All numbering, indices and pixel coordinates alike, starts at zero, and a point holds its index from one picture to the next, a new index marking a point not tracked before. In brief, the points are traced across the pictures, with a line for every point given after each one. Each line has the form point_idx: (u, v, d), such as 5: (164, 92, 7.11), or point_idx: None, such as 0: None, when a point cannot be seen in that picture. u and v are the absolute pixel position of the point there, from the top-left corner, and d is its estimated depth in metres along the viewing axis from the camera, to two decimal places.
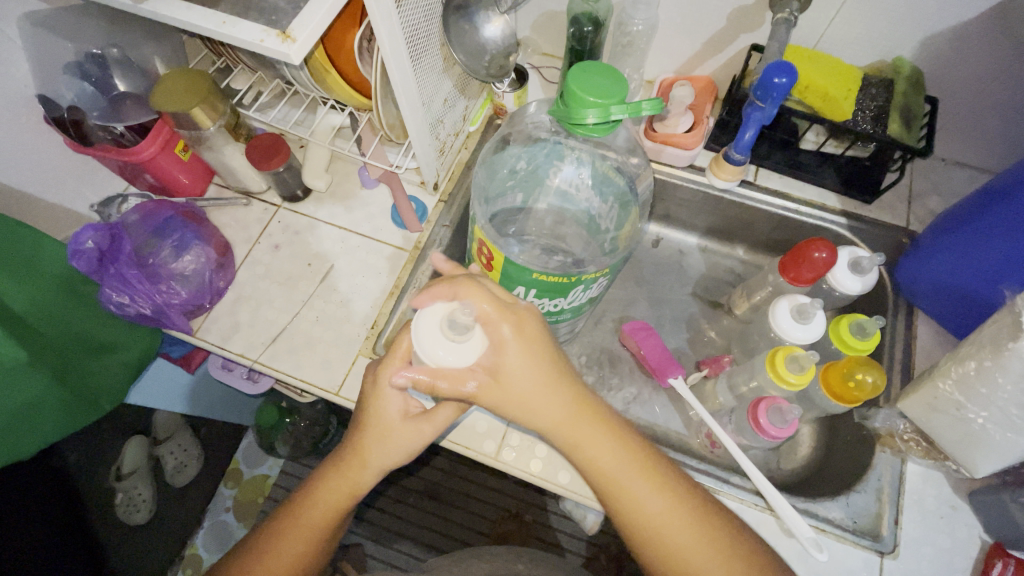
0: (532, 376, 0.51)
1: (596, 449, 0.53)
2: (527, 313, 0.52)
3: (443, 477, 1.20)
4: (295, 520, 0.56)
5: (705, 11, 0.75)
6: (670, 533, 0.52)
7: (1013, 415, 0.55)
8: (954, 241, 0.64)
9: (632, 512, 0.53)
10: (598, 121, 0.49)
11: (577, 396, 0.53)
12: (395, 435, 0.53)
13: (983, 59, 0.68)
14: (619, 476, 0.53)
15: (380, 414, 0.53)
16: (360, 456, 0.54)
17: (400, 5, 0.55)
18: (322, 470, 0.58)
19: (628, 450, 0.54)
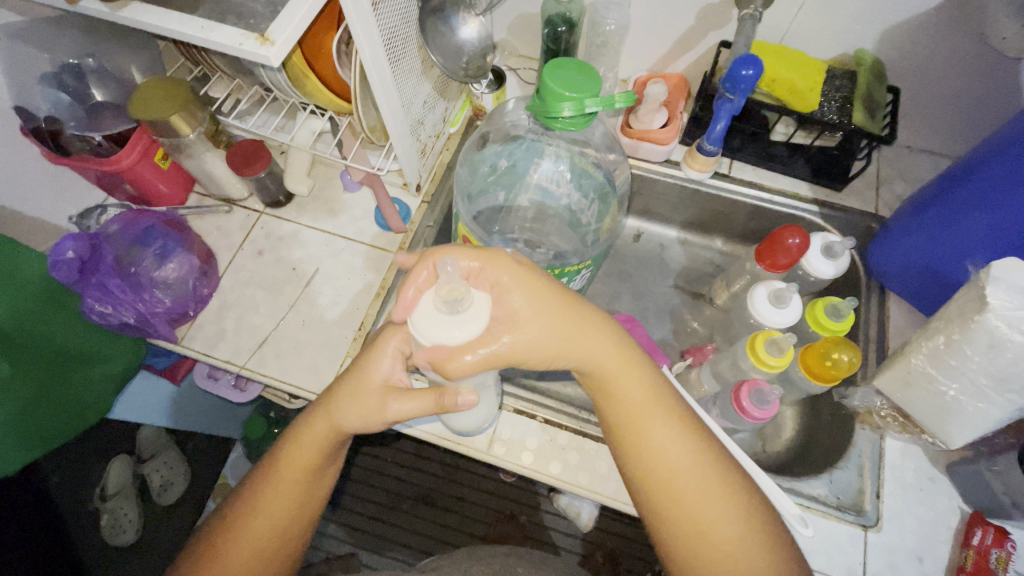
0: (547, 319, 0.51)
1: (620, 391, 0.53)
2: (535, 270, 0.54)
3: (436, 483, 1.19)
4: (271, 480, 0.54)
5: (675, 9, 0.77)
6: (684, 479, 0.51)
7: (981, 384, 0.57)
8: (921, 223, 0.66)
9: (646, 455, 0.51)
10: (574, 114, 0.50)
11: (601, 338, 0.53)
12: (364, 397, 0.51)
13: (940, 49, 0.71)
14: (638, 418, 0.52)
15: (365, 371, 0.52)
16: (330, 414, 0.52)
17: (377, 9, 0.56)
18: (296, 427, 0.55)
19: (649, 394, 0.54)
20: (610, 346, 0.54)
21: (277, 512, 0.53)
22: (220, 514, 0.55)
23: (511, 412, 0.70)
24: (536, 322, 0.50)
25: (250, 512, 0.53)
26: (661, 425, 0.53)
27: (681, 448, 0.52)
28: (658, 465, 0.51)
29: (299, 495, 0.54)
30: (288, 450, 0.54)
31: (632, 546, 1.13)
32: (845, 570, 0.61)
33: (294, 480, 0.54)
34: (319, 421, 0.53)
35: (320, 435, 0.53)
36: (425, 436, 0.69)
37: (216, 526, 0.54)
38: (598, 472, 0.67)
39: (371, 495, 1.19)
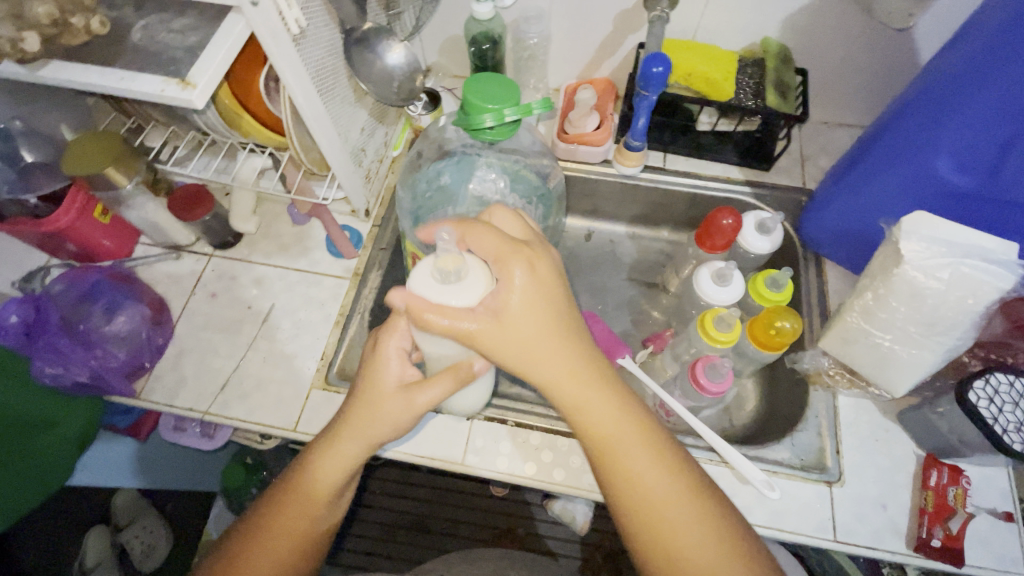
0: (530, 331, 0.51)
1: (589, 410, 0.53)
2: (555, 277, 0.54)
3: (428, 508, 1.18)
4: (291, 497, 0.55)
5: (592, 18, 0.82)
6: (658, 498, 0.51)
7: (911, 332, 0.61)
8: (841, 191, 0.71)
9: (615, 472, 0.52)
10: (496, 124, 0.52)
11: (578, 353, 0.53)
12: (385, 405, 0.53)
13: (834, 30, 0.77)
14: (606, 433, 0.53)
15: (377, 379, 0.54)
16: (355, 428, 0.55)
17: (299, 46, 0.58)
18: (321, 441, 0.56)
19: (624, 414, 0.53)
20: (578, 367, 0.53)
21: (298, 527, 0.55)
22: (240, 528, 0.56)
23: (481, 420, 0.71)
24: (518, 331, 0.51)
25: (271, 526, 0.54)
26: (637, 442, 0.53)
27: (652, 467, 0.52)
28: (638, 491, 0.51)
29: (319, 512, 0.56)
30: (311, 467, 0.56)
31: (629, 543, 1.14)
32: (816, 527, 0.63)
33: (317, 498, 0.55)
34: (345, 439, 0.55)
35: (348, 452, 0.55)
36: (399, 456, 0.69)
37: (233, 543, 0.55)
38: (572, 466, 0.68)
39: (363, 530, 1.17)
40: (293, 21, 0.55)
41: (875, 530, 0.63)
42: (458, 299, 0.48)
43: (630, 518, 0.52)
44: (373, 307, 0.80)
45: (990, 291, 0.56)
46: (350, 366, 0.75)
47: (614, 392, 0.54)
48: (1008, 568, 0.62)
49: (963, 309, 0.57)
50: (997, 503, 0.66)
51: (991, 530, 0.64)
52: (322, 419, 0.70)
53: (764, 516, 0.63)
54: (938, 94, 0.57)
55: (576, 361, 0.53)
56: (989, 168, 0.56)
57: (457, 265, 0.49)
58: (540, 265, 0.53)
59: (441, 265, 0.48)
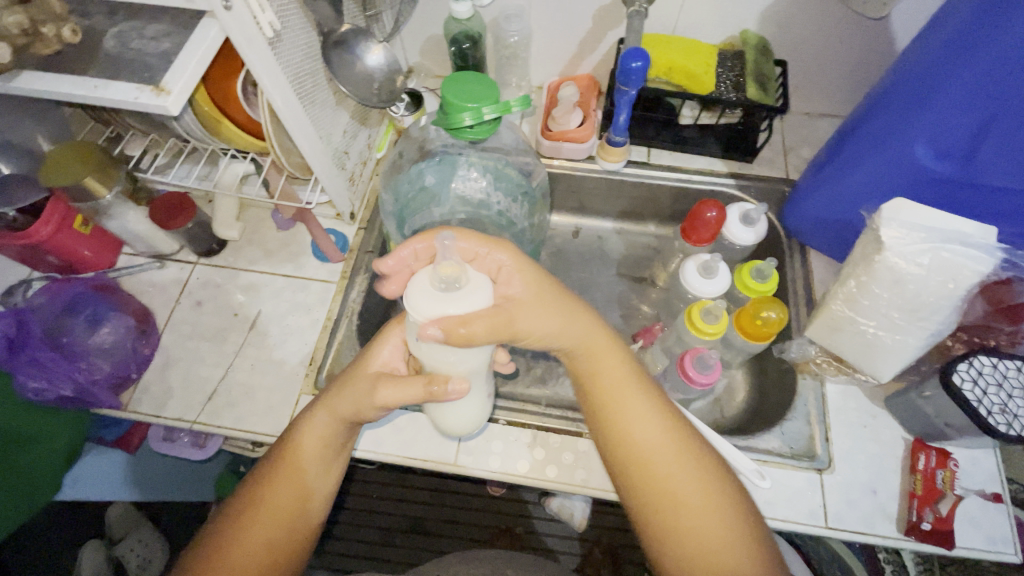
0: (550, 304, 0.55)
1: (608, 372, 0.56)
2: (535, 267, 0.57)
3: (426, 510, 1.18)
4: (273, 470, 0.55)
5: (572, 14, 0.82)
6: (679, 451, 0.54)
7: (895, 318, 0.61)
8: (823, 181, 0.71)
9: (624, 429, 0.54)
10: (475, 123, 0.52)
11: (594, 323, 0.58)
12: (358, 383, 0.55)
13: (812, 21, 0.78)
14: (626, 395, 0.56)
15: (362, 363, 0.57)
16: (331, 405, 0.56)
17: (276, 50, 0.58)
18: (301, 417, 0.58)
19: (636, 378, 0.57)
20: (599, 339, 0.58)
21: (282, 500, 0.54)
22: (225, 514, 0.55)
23: None
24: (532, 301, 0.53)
25: (257, 502, 0.54)
26: (639, 402, 0.55)
27: (670, 425, 0.55)
28: (641, 445, 0.53)
29: (302, 485, 0.55)
30: (292, 440, 0.56)
31: (627, 537, 1.14)
32: (807, 514, 0.64)
33: (297, 471, 0.55)
34: (316, 414, 0.56)
35: (323, 425, 0.56)
36: (392, 459, 0.69)
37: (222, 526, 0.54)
38: (564, 462, 0.68)
39: (361, 535, 1.16)
40: (267, 25, 0.54)
41: (865, 516, 0.64)
42: (476, 304, 0.45)
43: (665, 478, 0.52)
44: (361, 310, 0.79)
45: (970, 274, 0.56)
46: (339, 370, 0.74)
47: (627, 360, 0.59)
48: (997, 548, 0.63)
49: (944, 294, 0.58)
50: (984, 485, 0.66)
51: (979, 511, 0.64)
52: None
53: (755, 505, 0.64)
54: (914, 80, 0.57)
55: (581, 331, 0.56)
56: (966, 153, 0.57)
57: (456, 273, 0.45)
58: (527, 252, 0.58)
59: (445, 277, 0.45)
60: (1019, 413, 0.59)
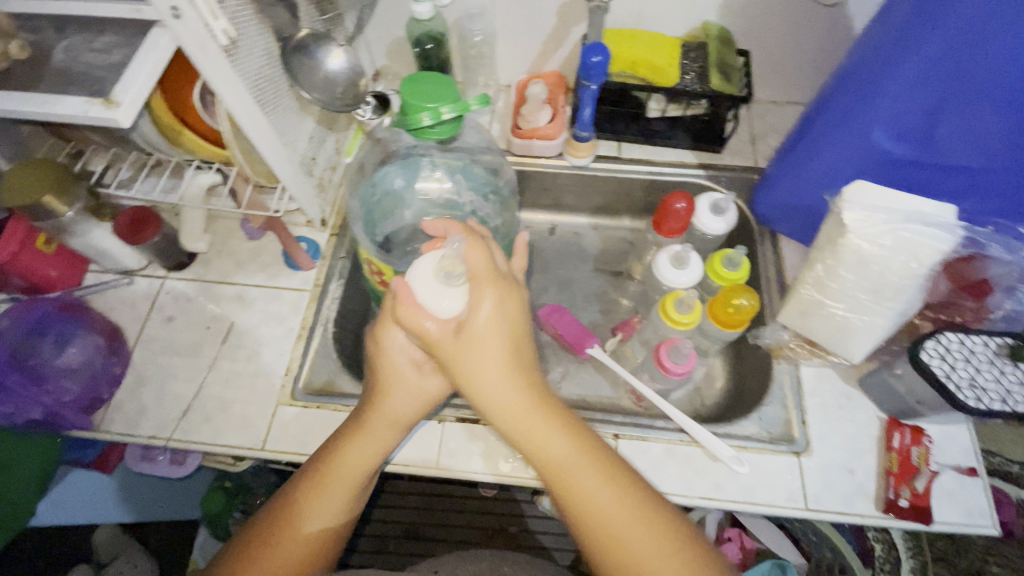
0: (487, 353, 0.52)
1: (537, 435, 0.53)
2: (518, 312, 0.55)
3: (419, 515, 1.17)
4: (322, 480, 0.57)
5: (535, 11, 0.82)
6: (614, 519, 0.51)
7: (862, 299, 0.62)
8: (788, 168, 0.72)
9: (577, 500, 0.52)
10: (434, 122, 0.51)
11: (540, 388, 0.55)
12: (409, 381, 0.60)
13: (771, 9, 0.79)
14: (558, 458, 0.53)
15: (389, 366, 0.60)
16: (382, 414, 0.59)
17: (232, 58, 0.57)
18: (349, 428, 0.59)
19: (576, 439, 0.54)
20: (531, 397, 0.54)
21: (333, 509, 0.57)
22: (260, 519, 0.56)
23: (453, 422, 0.70)
24: (474, 354, 0.52)
25: (305, 512, 0.56)
26: (593, 472, 0.53)
27: (607, 489, 0.52)
28: (591, 514, 0.51)
29: (352, 495, 0.58)
30: (340, 451, 0.58)
31: None
32: (787, 497, 0.65)
33: (353, 479, 0.58)
34: (376, 427, 0.58)
35: (379, 435, 0.58)
36: None
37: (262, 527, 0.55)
38: None
39: (355, 544, 1.15)
40: (220, 32, 0.53)
41: (844, 496, 0.65)
42: (439, 303, 0.53)
43: (592, 540, 0.51)
44: (337, 317, 0.79)
45: (932, 253, 0.57)
46: (316, 379, 0.74)
47: (565, 419, 0.55)
48: (975, 522, 0.64)
49: (908, 274, 0.58)
50: (960, 459, 0.68)
51: (954, 485, 0.66)
52: (290, 435, 0.69)
53: (737, 492, 0.64)
54: (868, 65, 0.58)
55: (530, 394, 0.53)
56: (922, 134, 0.58)
57: (454, 268, 0.54)
58: (508, 297, 0.54)
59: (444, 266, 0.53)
60: (986, 386, 0.59)
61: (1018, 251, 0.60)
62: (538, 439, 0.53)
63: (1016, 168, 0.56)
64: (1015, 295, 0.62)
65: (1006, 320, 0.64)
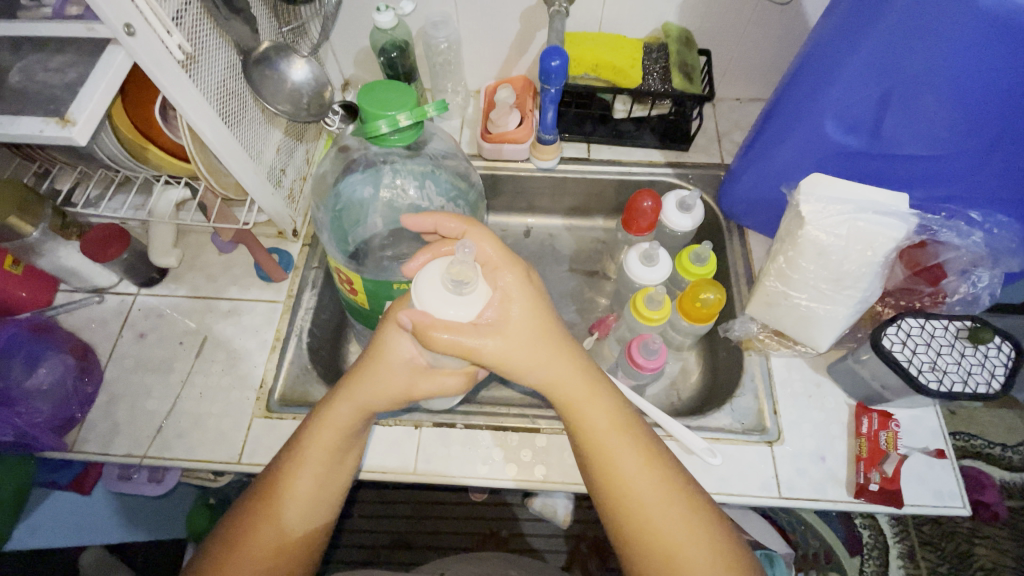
0: (531, 342, 0.53)
1: (589, 412, 0.54)
2: (543, 296, 0.56)
3: (409, 524, 1.15)
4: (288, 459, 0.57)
5: (499, 17, 0.83)
6: (649, 502, 0.51)
7: (823, 289, 0.63)
8: (749, 161, 0.73)
9: (613, 473, 0.52)
10: (392, 129, 0.51)
11: (578, 364, 0.55)
12: (390, 368, 0.55)
13: (728, 9, 0.81)
14: (603, 435, 0.53)
15: (382, 357, 0.55)
16: (351, 395, 0.56)
17: (191, 72, 0.57)
18: (318, 410, 0.58)
19: (614, 414, 0.55)
20: (581, 379, 0.55)
21: (301, 488, 0.56)
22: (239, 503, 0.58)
23: (430, 427, 0.71)
24: (516, 337, 0.52)
25: (278, 498, 0.56)
26: (629, 446, 0.53)
27: (647, 470, 0.52)
28: (625, 486, 0.52)
29: (321, 477, 0.57)
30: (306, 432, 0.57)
31: None
32: (760, 486, 0.66)
33: (326, 455, 0.57)
34: (344, 406, 0.57)
35: (343, 415, 0.57)
36: None
37: (240, 512, 0.56)
38: (523, 460, 0.69)
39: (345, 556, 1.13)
40: (176, 47, 0.53)
41: (816, 482, 0.66)
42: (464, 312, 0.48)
43: (624, 512, 0.52)
44: (311, 327, 0.79)
45: (886, 241, 0.58)
46: (291, 390, 0.74)
47: (612, 397, 0.56)
48: (945, 503, 0.65)
49: (864, 262, 0.60)
50: (928, 442, 0.69)
51: (924, 468, 0.67)
52: (267, 447, 0.69)
53: (711, 483, 0.65)
54: (816, 61, 0.59)
55: (565, 371, 0.54)
56: (872, 126, 0.59)
57: (468, 277, 0.48)
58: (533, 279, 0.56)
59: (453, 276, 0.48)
60: (947, 369, 0.61)
61: (968, 235, 0.62)
62: (593, 418, 0.54)
63: (962, 154, 0.57)
64: (969, 277, 0.64)
65: (963, 302, 0.66)
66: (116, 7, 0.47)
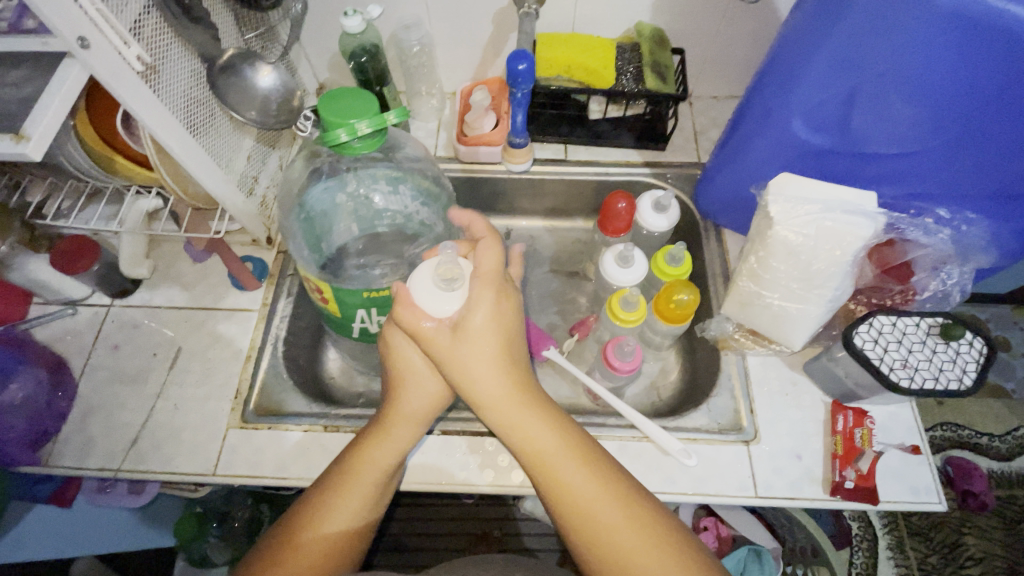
0: (479, 353, 0.53)
1: (527, 428, 0.54)
2: (512, 309, 0.56)
3: (401, 527, 1.12)
4: (343, 485, 0.56)
5: (471, 19, 0.82)
6: (598, 509, 0.51)
7: (794, 288, 0.63)
8: (722, 160, 0.73)
9: (558, 489, 0.52)
10: (352, 138, 0.51)
11: (523, 380, 0.55)
12: (430, 377, 0.59)
13: (700, 8, 0.80)
14: (544, 449, 0.53)
15: (407, 368, 0.59)
16: (404, 414, 0.58)
17: (153, 84, 0.56)
18: (369, 430, 0.59)
19: (561, 430, 0.54)
20: (523, 394, 0.55)
21: (351, 511, 0.56)
22: (275, 533, 0.55)
23: None
24: (469, 349, 0.53)
25: (322, 515, 0.55)
26: (575, 463, 0.53)
27: (591, 481, 0.52)
28: (568, 502, 0.52)
29: (372, 495, 0.57)
30: (361, 454, 0.57)
31: None
32: (737, 486, 0.66)
33: (378, 475, 0.57)
34: (399, 422, 0.58)
35: (402, 436, 0.58)
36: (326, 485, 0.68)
37: (281, 537, 0.54)
38: (500, 465, 0.69)
39: None
40: (135, 59, 0.53)
41: (793, 481, 0.66)
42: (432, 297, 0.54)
43: (568, 526, 0.52)
44: (287, 335, 0.78)
45: (853, 241, 0.58)
46: (266, 400, 0.73)
47: (554, 414, 0.55)
48: (920, 499, 0.65)
49: (834, 261, 0.60)
50: (904, 438, 0.69)
51: (900, 464, 0.67)
52: (242, 458, 0.68)
53: (686, 484, 0.65)
54: (780, 63, 0.59)
55: (514, 387, 0.54)
56: (839, 125, 0.59)
57: (454, 274, 0.55)
58: (503, 292, 0.56)
59: (445, 273, 0.54)
60: (918, 366, 0.61)
61: (935, 233, 0.63)
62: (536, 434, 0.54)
63: (929, 151, 0.57)
64: (939, 274, 0.65)
65: (934, 299, 0.67)
66: (69, 19, 0.47)
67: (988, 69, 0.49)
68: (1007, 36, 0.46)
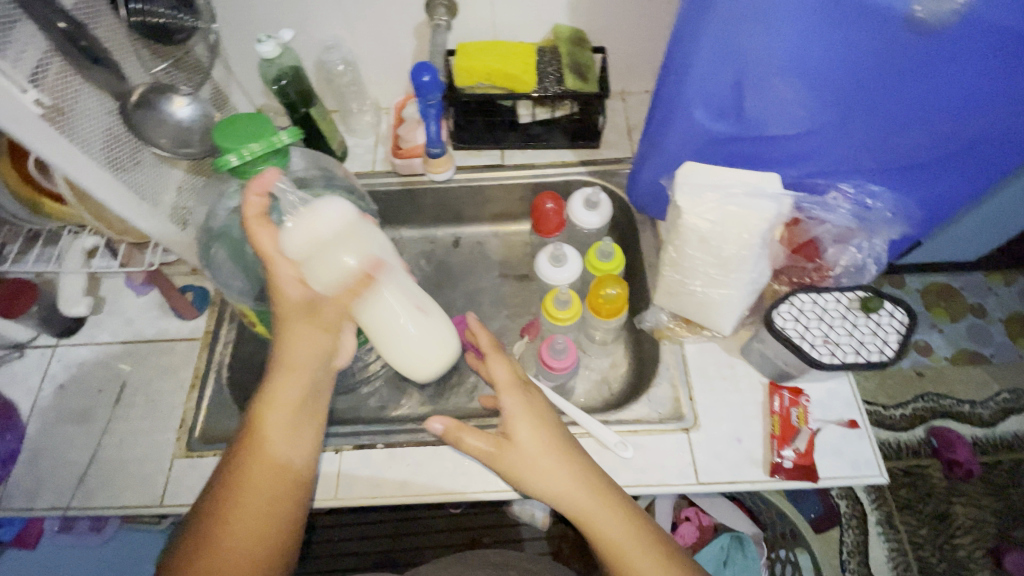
0: (541, 457, 0.54)
1: (603, 524, 0.53)
2: (547, 409, 0.59)
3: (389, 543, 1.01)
4: (248, 463, 0.51)
5: (393, 36, 0.84)
6: None
7: (713, 274, 0.64)
8: (641, 153, 0.74)
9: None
10: (243, 162, 0.52)
11: (589, 474, 0.56)
12: (300, 323, 0.54)
13: (615, 8, 0.82)
14: (626, 548, 0.52)
15: (285, 319, 0.55)
16: (292, 366, 0.53)
17: (59, 124, 0.57)
18: (273, 385, 0.53)
19: (631, 522, 0.54)
20: (595, 488, 0.55)
21: (271, 473, 0.51)
22: (194, 522, 0.50)
23: (351, 450, 0.71)
24: (528, 457, 0.54)
25: (236, 491, 0.50)
26: (646, 548, 0.53)
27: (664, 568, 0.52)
28: None
29: (285, 462, 0.52)
30: (269, 417, 0.52)
31: None
32: (678, 474, 0.66)
33: (286, 435, 0.52)
34: (295, 373, 0.53)
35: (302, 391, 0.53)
36: None
37: (202, 514, 0.50)
38: (445, 471, 0.69)
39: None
40: (35, 102, 0.53)
41: (733, 465, 0.66)
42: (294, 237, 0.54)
43: None
44: (232, 360, 0.79)
45: (758, 222, 0.59)
46: (212, 426, 0.74)
47: (626, 507, 0.55)
48: (862, 472, 0.66)
49: (743, 244, 0.60)
50: (842, 413, 0.69)
51: (839, 439, 0.67)
52: (187, 487, 0.69)
53: (627, 477, 0.66)
54: (673, 57, 0.60)
55: (582, 484, 0.54)
56: (737, 112, 0.60)
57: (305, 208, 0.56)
58: (532, 394, 0.59)
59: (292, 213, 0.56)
60: (839, 341, 0.61)
61: (837, 208, 0.65)
62: (619, 542, 0.53)
63: (826, 128, 0.58)
64: (848, 248, 0.67)
65: (849, 273, 0.69)
66: None
67: (867, 42, 0.50)
68: (867, 10, 0.47)
